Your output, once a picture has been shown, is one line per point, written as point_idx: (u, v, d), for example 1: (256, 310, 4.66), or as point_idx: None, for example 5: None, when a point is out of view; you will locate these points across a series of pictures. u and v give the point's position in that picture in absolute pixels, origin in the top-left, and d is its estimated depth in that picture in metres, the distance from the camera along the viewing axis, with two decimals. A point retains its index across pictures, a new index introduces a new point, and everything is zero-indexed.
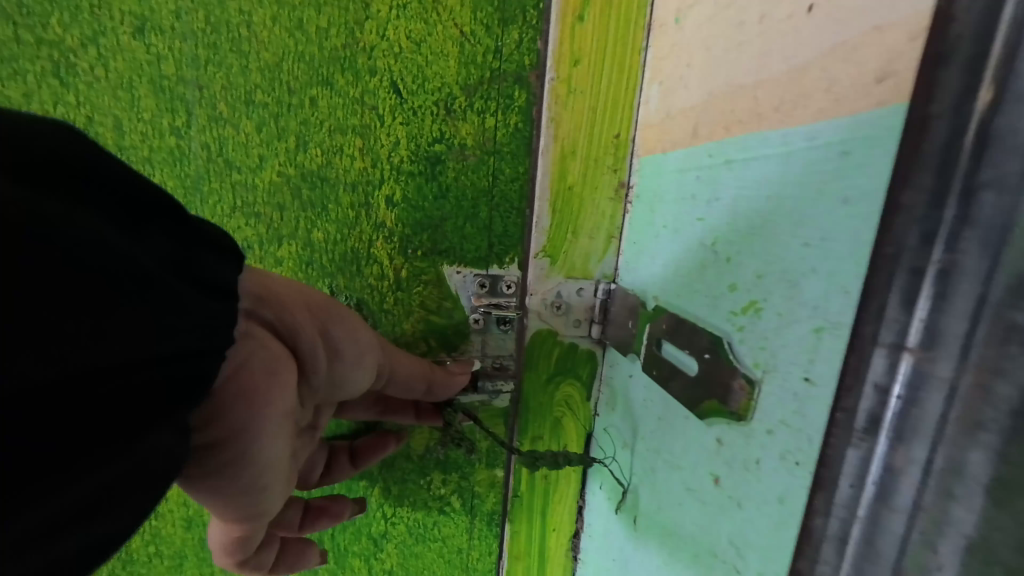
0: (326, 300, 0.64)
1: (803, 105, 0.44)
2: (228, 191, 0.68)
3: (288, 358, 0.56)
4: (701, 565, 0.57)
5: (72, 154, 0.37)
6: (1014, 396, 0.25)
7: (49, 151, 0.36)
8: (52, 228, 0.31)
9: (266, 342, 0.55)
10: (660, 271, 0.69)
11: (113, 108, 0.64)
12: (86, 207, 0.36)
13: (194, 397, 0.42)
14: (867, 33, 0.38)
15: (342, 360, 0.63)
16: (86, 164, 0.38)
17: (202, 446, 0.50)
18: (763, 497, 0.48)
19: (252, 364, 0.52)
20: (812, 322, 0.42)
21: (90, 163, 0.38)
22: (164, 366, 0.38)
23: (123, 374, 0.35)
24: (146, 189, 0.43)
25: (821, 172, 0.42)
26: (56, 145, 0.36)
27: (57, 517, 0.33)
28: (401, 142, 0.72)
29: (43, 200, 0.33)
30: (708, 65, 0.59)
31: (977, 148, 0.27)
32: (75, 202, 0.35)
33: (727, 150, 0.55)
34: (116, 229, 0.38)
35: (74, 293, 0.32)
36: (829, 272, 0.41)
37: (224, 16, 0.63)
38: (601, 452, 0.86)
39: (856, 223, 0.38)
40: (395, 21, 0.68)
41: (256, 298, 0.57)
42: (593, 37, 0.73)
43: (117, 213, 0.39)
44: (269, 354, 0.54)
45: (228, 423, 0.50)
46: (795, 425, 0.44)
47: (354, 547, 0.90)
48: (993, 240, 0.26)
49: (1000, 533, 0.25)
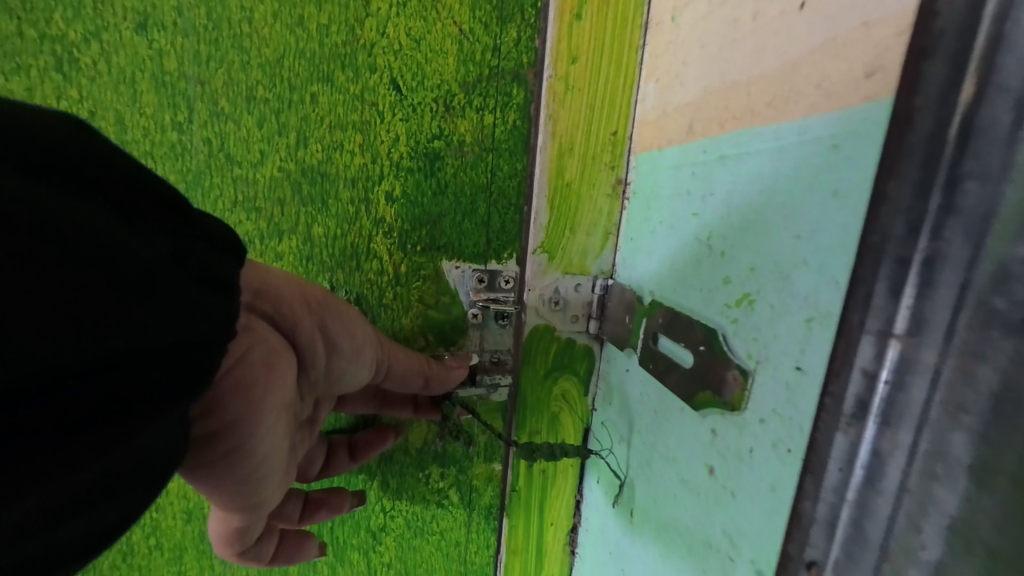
0: (325, 294, 0.64)
1: (795, 100, 0.45)
2: (228, 186, 0.69)
3: (286, 351, 0.57)
4: (695, 555, 0.58)
5: (69, 148, 0.38)
6: (995, 380, 0.25)
7: (48, 144, 0.36)
8: (44, 222, 0.32)
9: (265, 335, 0.56)
10: (656, 266, 0.70)
11: (115, 103, 0.64)
12: (82, 199, 0.36)
13: (194, 393, 0.40)
14: (857, 30, 0.39)
15: (341, 353, 0.64)
16: (83, 159, 0.38)
17: (203, 436, 0.51)
18: (755, 486, 0.48)
19: (252, 356, 0.52)
20: (803, 313, 0.43)
21: (85, 157, 0.39)
22: (162, 361, 0.38)
23: (118, 369, 0.35)
24: (141, 182, 0.43)
25: (812, 166, 0.43)
26: (53, 140, 0.37)
27: (53, 510, 0.34)
28: (400, 138, 0.72)
29: (38, 190, 0.33)
30: (703, 62, 0.60)
31: (962, 139, 0.27)
32: (71, 195, 0.36)
33: (721, 146, 0.56)
34: (111, 221, 0.38)
35: (65, 285, 0.32)
36: (820, 263, 0.41)
37: (225, 13, 0.63)
38: (598, 446, 0.87)
39: (845, 215, 0.39)
40: (394, 18, 0.69)
41: (256, 292, 0.58)
42: (591, 35, 0.73)
43: (113, 206, 0.39)
44: (268, 347, 0.55)
45: (228, 413, 0.50)
46: (787, 414, 0.45)
47: (352, 541, 0.91)
48: (976, 229, 0.27)
49: (982, 513, 0.26)
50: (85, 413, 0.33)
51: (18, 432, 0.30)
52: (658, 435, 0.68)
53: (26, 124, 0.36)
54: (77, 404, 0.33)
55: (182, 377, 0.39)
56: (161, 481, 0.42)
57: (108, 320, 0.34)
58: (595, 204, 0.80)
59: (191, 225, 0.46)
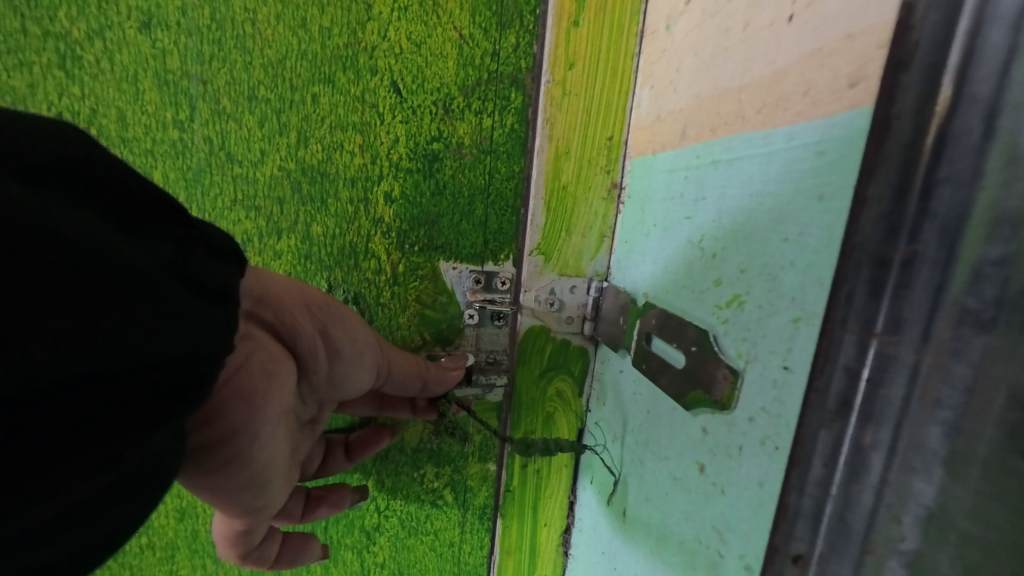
0: (327, 300, 0.65)
1: (783, 108, 0.47)
2: (228, 184, 0.69)
3: (286, 359, 0.57)
4: (687, 551, 0.59)
5: (72, 157, 0.38)
6: (967, 375, 0.27)
7: (55, 153, 0.36)
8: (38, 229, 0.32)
9: (265, 343, 0.56)
10: (649, 270, 0.71)
11: (117, 101, 0.64)
12: (83, 205, 0.37)
13: (191, 402, 0.40)
14: (840, 41, 0.40)
15: (341, 360, 0.64)
16: (83, 164, 0.39)
17: (203, 446, 0.52)
18: (744, 482, 0.50)
19: (251, 364, 0.53)
20: (791, 313, 0.45)
21: (90, 164, 0.39)
22: (161, 369, 0.38)
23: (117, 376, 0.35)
24: (144, 189, 0.43)
25: (799, 171, 0.44)
26: (60, 148, 0.37)
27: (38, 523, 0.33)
28: (399, 140, 0.74)
29: (42, 202, 0.33)
30: (697, 70, 0.62)
31: (936, 147, 0.29)
32: (71, 203, 0.36)
33: (712, 151, 0.58)
34: (112, 232, 0.38)
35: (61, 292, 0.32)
36: (806, 264, 0.43)
37: (229, 14, 0.64)
38: (592, 443, 0.88)
39: (830, 217, 0.41)
40: (396, 22, 0.70)
41: (256, 299, 0.58)
42: (587, 40, 0.75)
43: (115, 215, 0.39)
44: (267, 355, 0.55)
45: (227, 422, 0.51)
46: (774, 412, 0.46)
47: (346, 540, 0.91)
48: (951, 230, 0.28)
49: (956, 500, 0.27)
50: (84, 415, 0.34)
51: (18, 434, 0.30)
52: (652, 436, 0.69)
53: (29, 129, 0.36)
54: (76, 405, 0.33)
55: (182, 389, 0.39)
56: (155, 491, 0.42)
57: (110, 323, 0.34)
58: (590, 206, 0.82)
59: (193, 234, 0.46)
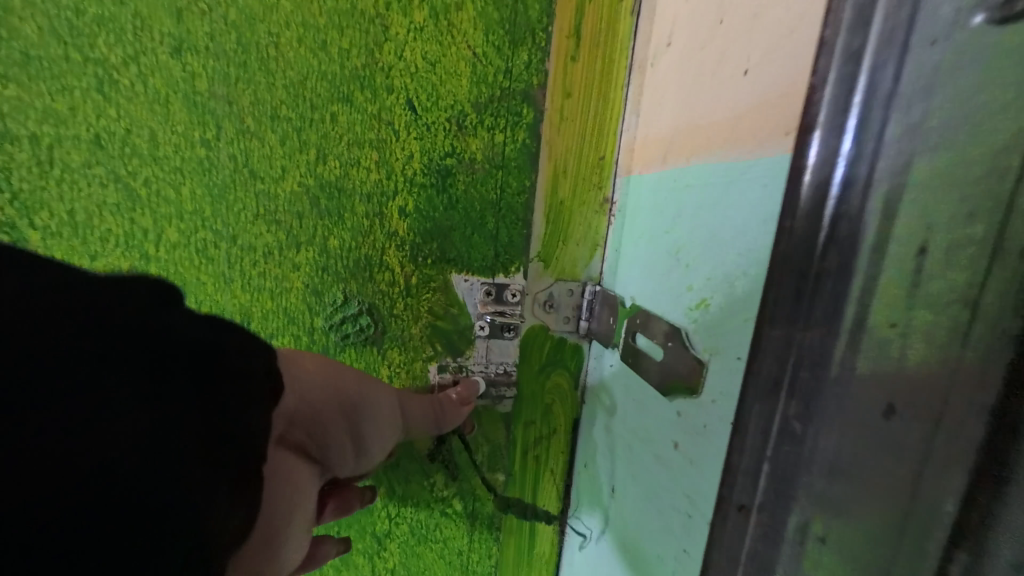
0: (358, 391, 0.53)
1: (738, 147, 0.47)
2: (250, 200, 0.71)
3: (322, 479, 0.48)
4: (670, 527, 0.58)
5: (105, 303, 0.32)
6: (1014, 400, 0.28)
7: (79, 302, 0.31)
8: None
9: (291, 482, 0.43)
10: (636, 278, 0.71)
11: (148, 121, 0.66)
12: (86, 360, 0.30)
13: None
14: (786, 92, 0.41)
15: (369, 456, 0.55)
16: (106, 304, 0.32)
17: None
18: (713, 454, 0.50)
19: (274, 523, 0.40)
20: (743, 306, 0.46)
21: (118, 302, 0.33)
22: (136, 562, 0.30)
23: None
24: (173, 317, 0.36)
25: (748, 173, 0.46)
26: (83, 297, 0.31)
27: None
28: (413, 156, 0.76)
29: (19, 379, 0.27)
30: (677, 95, 0.62)
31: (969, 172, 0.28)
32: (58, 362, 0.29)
33: (683, 176, 0.59)
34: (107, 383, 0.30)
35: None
36: (754, 260, 0.44)
37: (253, 38, 0.67)
38: (585, 434, 0.88)
39: (771, 212, 0.42)
40: (412, 43, 0.72)
41: (289, 416, 0.45)
42: (582, 72, 0.77)
43: (130, 344, 0.32)
44: (286, 508, 0.41)
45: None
46: (730, 392, 0.47)
47: (357, 545, 0.93)
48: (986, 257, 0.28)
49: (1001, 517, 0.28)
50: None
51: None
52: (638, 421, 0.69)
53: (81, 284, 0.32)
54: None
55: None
56: None
57: (98, 387, 0.30)
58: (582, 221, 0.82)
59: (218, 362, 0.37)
